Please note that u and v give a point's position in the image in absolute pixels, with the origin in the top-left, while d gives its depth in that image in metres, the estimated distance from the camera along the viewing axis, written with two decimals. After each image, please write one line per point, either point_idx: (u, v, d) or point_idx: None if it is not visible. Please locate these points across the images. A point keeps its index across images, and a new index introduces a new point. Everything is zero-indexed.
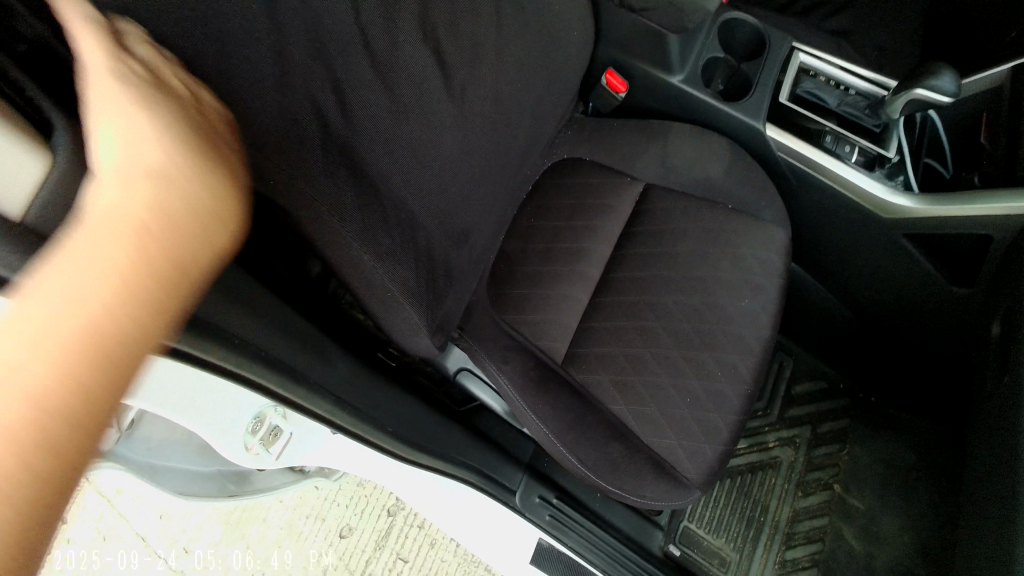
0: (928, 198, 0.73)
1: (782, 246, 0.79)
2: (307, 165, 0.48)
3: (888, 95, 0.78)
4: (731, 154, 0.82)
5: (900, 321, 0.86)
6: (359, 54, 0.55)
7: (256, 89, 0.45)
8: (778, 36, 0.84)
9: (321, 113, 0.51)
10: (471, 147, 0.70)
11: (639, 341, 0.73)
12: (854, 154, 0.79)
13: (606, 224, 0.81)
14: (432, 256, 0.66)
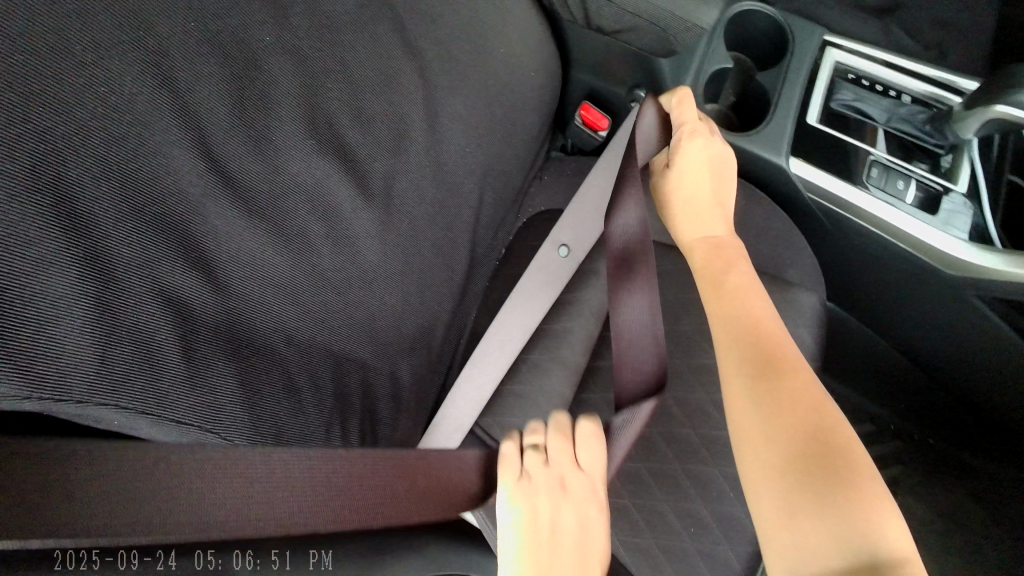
0: (1008, 258, 0.56)
1: (816, 315, 0.63)
2: (159, 386, 0.39)
3: (956, 107, 0.58)
4: (744, 201, 0.66)
5: (972, 376, 0.70)
6: (233, 197, 0.44)
7: (90, 298, 0.37)
8: (806, 28, 0.65)
9: (173, 296, 0.41)
10: (410, 248, 0.57)
11: (633, 450, 0.62)
12: (910, 192, 0.60)
13: (590, 296, 0.69)
14: (372, 393, 0.55)
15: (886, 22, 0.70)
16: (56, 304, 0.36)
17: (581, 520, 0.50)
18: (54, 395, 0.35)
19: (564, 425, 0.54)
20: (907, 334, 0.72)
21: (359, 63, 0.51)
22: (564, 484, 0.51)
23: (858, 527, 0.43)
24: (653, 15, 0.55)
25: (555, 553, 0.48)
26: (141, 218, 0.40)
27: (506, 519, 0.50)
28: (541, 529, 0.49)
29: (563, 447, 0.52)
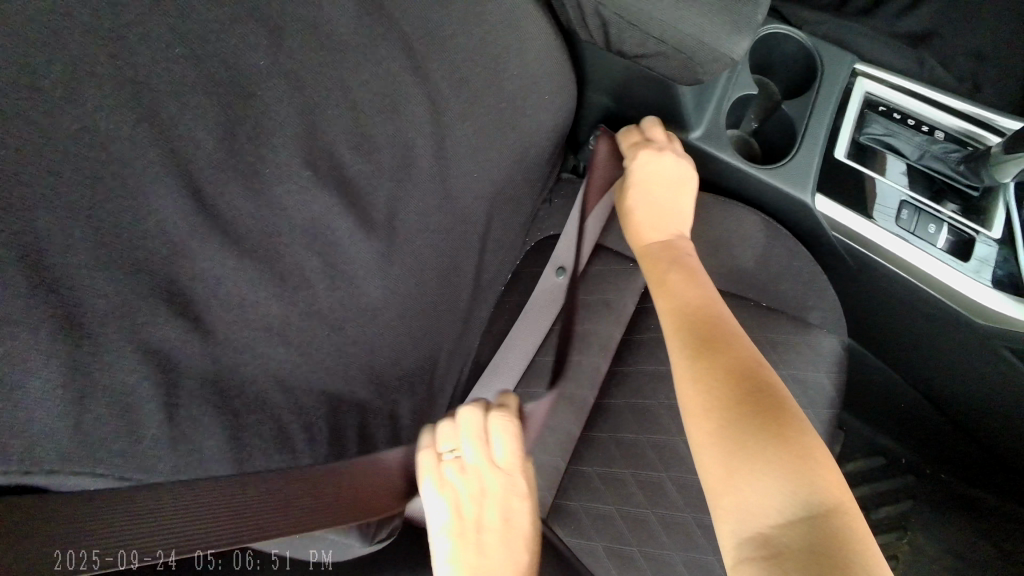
0: None
1: (835, 359, 0.61)
2: (137, 448, 0.37)
3: (995, 149, 0.54)
4: (764, 236, 0.63)
5: (993, 421, 0.67)
6: (226, 238, 0.41)
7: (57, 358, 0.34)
8: (836, 56, 0.62)
9: (156, 349, 0.38)
10: (413, 283, 0.53)
11: (641, 496, 0.60)
12: (941, 237, 0.57)
13: (601, 329, 0.64)
14: (371, 437, 0.51)
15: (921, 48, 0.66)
16: (22, 366, 0.33)
17: (505, 514, 0.49)
18: (24, 467, 0.33)
19: (478, 417, 0.50)
20: (928, 374, 0.69)
21: (365, 86, 0.47)
22: (483, 481, 0.49)
23: (799, 495, 0.40)
24: (678, 43, 0.51)
25: (485, 552, 0.47)
26: (119, 268, 0.36)
27: (435, 518, 0.48)
28: (466, 524, 0.48)
29: (478, 441, 0.49)
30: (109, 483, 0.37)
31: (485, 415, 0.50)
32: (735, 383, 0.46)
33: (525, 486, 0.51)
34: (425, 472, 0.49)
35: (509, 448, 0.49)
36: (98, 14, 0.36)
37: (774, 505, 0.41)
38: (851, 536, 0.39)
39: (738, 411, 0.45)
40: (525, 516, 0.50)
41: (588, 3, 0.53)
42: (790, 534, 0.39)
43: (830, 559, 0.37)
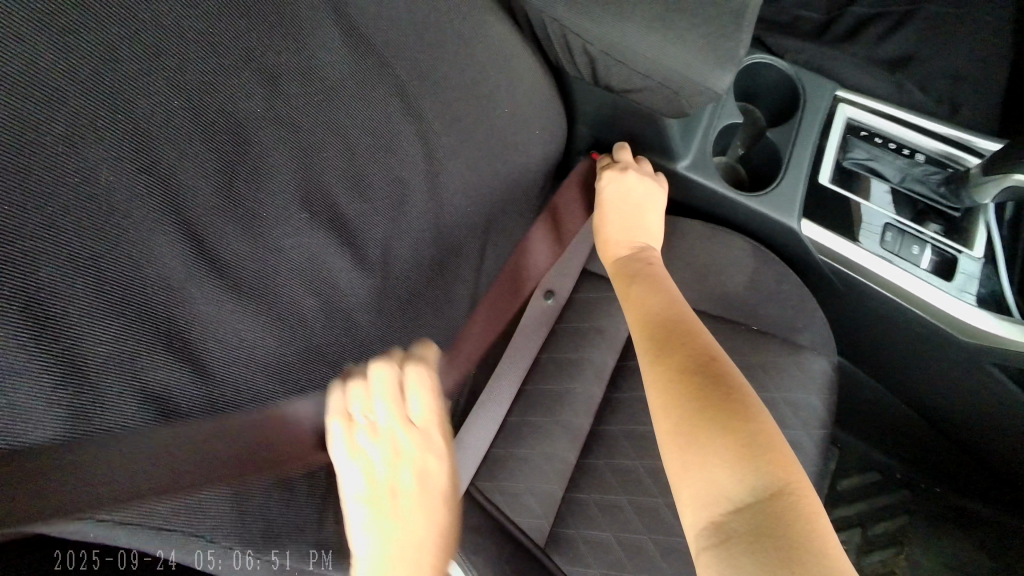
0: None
1: (825, 381, 0.62)
2: (140, 495, 0.37)
3: (973, 172, 0.56)
4: (752, 261, 0.64)
5: (981, 435, 0.69)
6: (220, 282, 0.41)
7: (61, 408, 0.34)
8: (817, 83, 0.64)
9: (157, 394, 0.38)
10: (408, 316, 0.54)
11: (637, 522, 0.61)
12: (925, 257, 0.59)
13: (595, 356, 0.66)
14: None
15: (897, 75, 0.68)
16: (23, 416, 0.33)
17: (421, 475, 0.49)
18: None
19: (393, 377, 0.47)
20: (915, 392, 0.71)
21: (359, 128, 0.48)
22: (400, 443, 0.48)
23: (748, 476, 0.39)
24: (666, 78, 0.53)
25: (400, 517, 0.47)
26: (120, 316, 0.37)
27: (351, 485, 0.46)
28: (381, 487, 0.47)
29: (394, 401, 0.47)
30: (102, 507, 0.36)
31: (399, 370, 0.48)
32: (688, 372, 0.46)
33: (436, 443, 0.51)
34: (336, 437, 0.46)
35: (425, 406, 0.49)
36: (100, 73, 0.37)
37: (727, 485, 0.40)
38: (805, 518, 0.37)
39: (689, 395, 0.45)
40: (442, 474, 0.51)
41: (576, 42, 0.54)
42: (741, 520, 0.38)
43: (779, 539, 0.36)
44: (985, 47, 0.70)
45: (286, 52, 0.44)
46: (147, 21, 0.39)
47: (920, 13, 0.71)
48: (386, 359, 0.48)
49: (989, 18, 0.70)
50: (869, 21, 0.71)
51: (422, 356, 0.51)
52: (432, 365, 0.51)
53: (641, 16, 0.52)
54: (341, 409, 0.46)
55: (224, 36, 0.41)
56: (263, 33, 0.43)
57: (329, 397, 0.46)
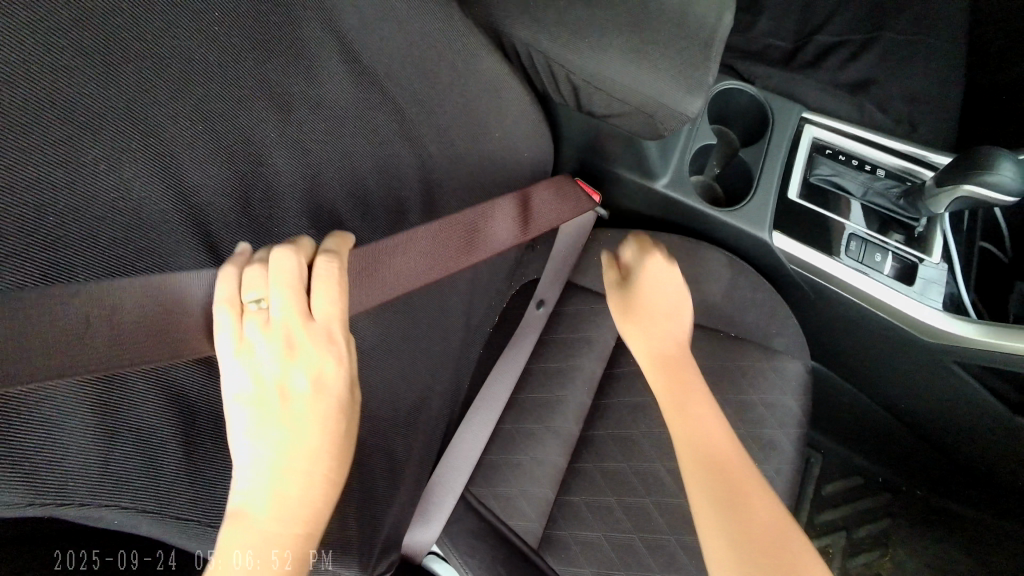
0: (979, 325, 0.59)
1: (800, 384, 0.66)
2: (158, 485, 0.38)
3: (929, 183, 0.61)
4: (729, 272, 0.68)
5: (954, 434, 0.72)
6: None
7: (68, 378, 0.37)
8: (786, 106, 0.69)
9: (174, 391, 0.41)
10: (406, 325, 0.58)
11: (626, 521, 0.63)
12: (888, 263, 0.63)
13: (585, 364, 0.69)
14: (370, 473, 0.54)
15: (860, 97, 0.74)
16: (52, 407, 0.35)
17: (319, 381, 0.39)
18: (57, 501, 0.35)
19: (293, 261, 0.40)
20: (890, 394, 0.74)
21: (361, 149, 0.53)
22: (295, 340, 0.39)
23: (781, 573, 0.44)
24: (641, 103, 0.58)
25: (292, 430, 0.38)
26: (142, 315, 0.40)
27: (232, 384, 0.38)
28: (268, 390, 0.38)
29: (291, 291, 0.39)
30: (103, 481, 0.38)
31: (300, 257, 0.40)
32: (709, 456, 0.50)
33: (344, 345, 0.41)
34: (223, 327, 0.39)
35: (328, 296, 0.40)
36: (128, 95, 0.39)
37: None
38: None
39: (713, 485, 0.49)
40: (341, 380, 0.41)
41: (560, 71, 0.59)
42: None
43: None
44: (941, 70, 0.75)
45: (295, 82, 0.48)
46: (167, 50, 0.41)
47: (880, 40, 0.76)
48: (292, 247, 0.41)
49: (944, 43, 0.76)
50: (833, 47, 0.77)
51: (336, 248, 0.44)
52: (345, 259, 0.43)
53: (618, 46, 0.57)
54: (232, 297, 0.39)
55: (240, 66, 0.45)
56: (275, 63, 0.47)
57: (218, 279, 0.40)
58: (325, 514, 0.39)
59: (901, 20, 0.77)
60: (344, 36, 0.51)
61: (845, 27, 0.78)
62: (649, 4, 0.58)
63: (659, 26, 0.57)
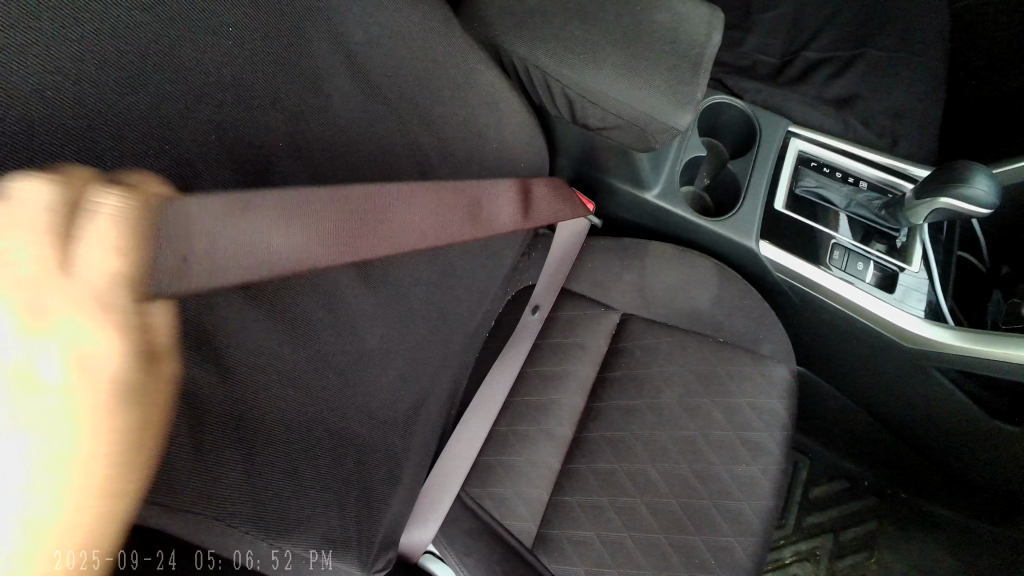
0: (964, 334, 0.61)
1: (786, 388, 0.68)
2: (170, 480, 0.40)
3: (907, 196, 0.64)
4: (717, 279, 0.71)
5: (935, 437, 0.74)
6: (240, 294, 0.46)
7: None
8: (771, 120, 0.72)
9: (189, 390, 0.42)
10: (404, 329, 0.60)
11: (618, 522, 0.64)
12: (869, 272, 0.66)
13: (579, 368, 0.71)
14: (369, 472, 0.56)
15: (844, 111, 0.76)
16: None
17: (81, 360, 0.33)
18: None
19: (46, 197, 0.34)
20: (874, 399, 0.77)
21: (362, 154, 0.55)
22: (43, 305, 0.33)
23: None
24: (633, 117, 0.60)
25: (44, 418, 0.31)
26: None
27: None
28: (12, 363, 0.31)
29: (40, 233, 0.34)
30: None
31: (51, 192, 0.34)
32: None
33: (122, 302, 0.37)
34: None
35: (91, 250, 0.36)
36: None
37: None
38: None
39: None
40: (113, 357, 0.35)
41: (556, 85, 0.62)
42: None
43: None
44: (922, 86, 0.78)
45: (307, 94, 0.50)
46: (182, 59, 0.42)
47: (864, 56, 0.79)
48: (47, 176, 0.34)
49: (925, 60, 0.79)
50: (819, 63, 0.80)
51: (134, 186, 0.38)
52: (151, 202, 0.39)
53: (611, 62, 0.59)
54: None
55: (253, 77, 0.46)
56: (286, 75, 0.49)
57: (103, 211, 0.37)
58: (96, 518, 0.32)
59: (884, 37, 0.80)
60: (353, 49, 0.53)
61: (830, 44, 0.81)
62: (643, 25, 0.61)
63: (652, 45, 0.60)
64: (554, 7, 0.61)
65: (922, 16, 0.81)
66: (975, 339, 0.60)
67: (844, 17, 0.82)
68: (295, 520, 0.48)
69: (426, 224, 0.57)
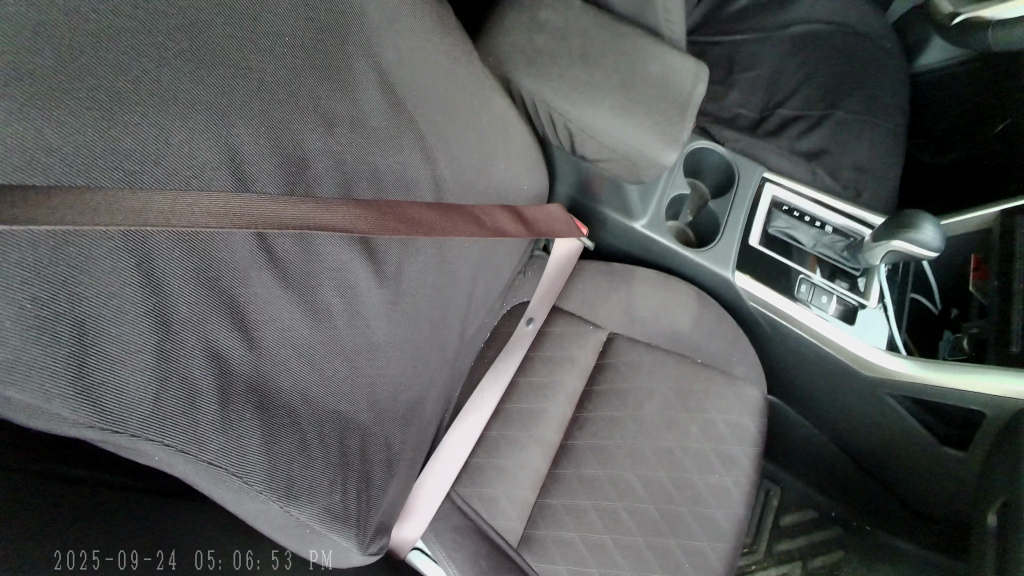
0: (926, 363, 0.67)
1: (757, 408, 0.74)
2: (197, 431, 0.44)
3: (867, 239, 0.71)
4: (698, 305, 0.77)
5: (896, 469, 0.79)
6: (268, 276, 0.51)
7: (159, 267, 0.44)
8: (748, 166, 0.80)
9: (219, 353, 0.47)
10: (410, 326, 0.65)
11: (600, 523, 0.68)
12: (832, 304, 0.73)
13: (568, 380, 0.76)
14: (370, 455, 0.60)
15: (815, 162, 0.85)
16: (123, 348, 0.42)
17: None
18: (113, 428, 0.41)
19: None
20: (839, 429, 0.82)
21: (382, 152, 0.60)
22: None
23: None
24: (625, 152, 0.68)
25: None
26: (200, 282, 0.46)
27: None
28: None
29: None
30: (168, 374, 0.44)
31: None
32: None
33: None
34: None
35: None
36: (207, 97, 0.48)
37: None
38: None
39: None
40: None
41: (559, 120, 0.70)
42: None
43: None
44: (883, 147, 0.88)
45: (339, 102, 0.56)
46: (241, 66, 0.50)
47: (834, 115, 0.89)
48: None
49: (885, 125, 0.89)
50: (794, 119, 0.89)
51: None
52: None
53: (607, 102, 0.68)
54: None
55: (296, 84, 0.53)
56: (323, 84, 0.55)
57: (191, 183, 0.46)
58: None
59: (851, 102, 0.90)
60: (383, 70, 0.61)
61: (805, 103, 0.90)
62: (638, 71, 0.69)
63: (645, 89, 0.68)
64: (559, 52, 0.70)
65: (882, 88, 0.91)
66: (941, 367, 0.66)
67: (817, 81, 0.92)
68: (304, 488, 0.51)
69: (441, 217, 0.64)
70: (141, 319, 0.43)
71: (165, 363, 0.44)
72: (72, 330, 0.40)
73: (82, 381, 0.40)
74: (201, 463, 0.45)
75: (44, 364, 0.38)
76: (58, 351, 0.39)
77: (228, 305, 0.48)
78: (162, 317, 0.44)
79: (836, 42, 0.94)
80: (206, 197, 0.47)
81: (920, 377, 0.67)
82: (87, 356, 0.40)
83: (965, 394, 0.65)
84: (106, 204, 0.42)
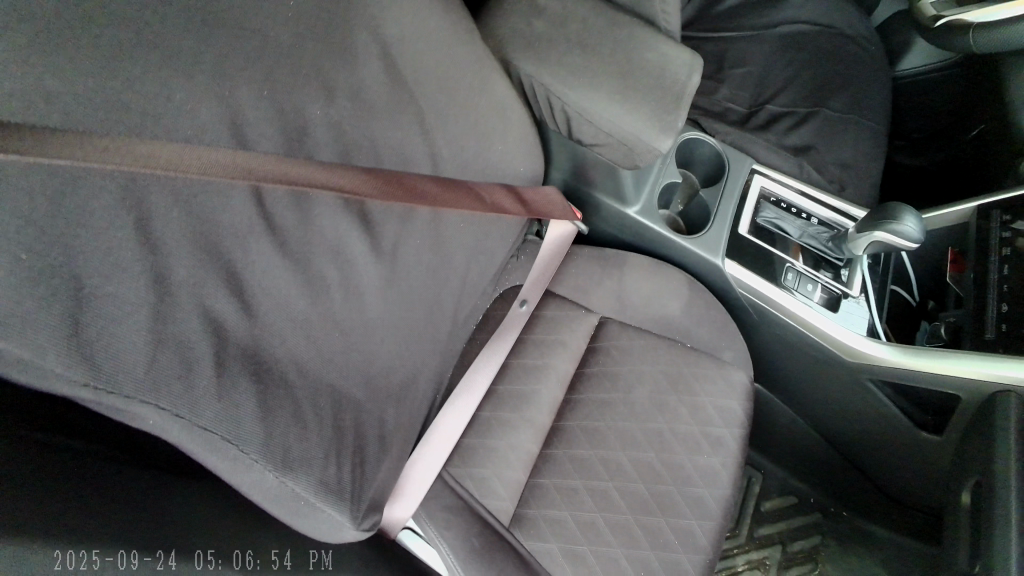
0: (906, 350, 0.69)
1: (744, 392, 0.75)
2: (193, 395, 0.44)
3: (851, 230, 0.74)
4: (688, 292, 0.79)
5: (874, 455, 0.82)
6: (267, 243, 0.50)
7: (157, 228, 0.43)
8: (738, 158, 0.82)
9: (216, 318, 0.46)
10: (406, 303, 0.65)
11: (591, 503, 0.68)
12: (817, 292, 0.75)
13: (559, 364, 0.76)
14: (364, 431, 0.59)
15: (802, 156, 0.87)
16: (118, 308, 0.41)
17: None
18: (107, 389, 0.40)
19: None
20: (821, 417, 0.84)
21: (382, 126, 0.60)
22: None
23: None
24: (621, 137, 0.69)
25: None
26: (199, 245, 0.46)
27: None
28: None
29: None
30: (164, 336, 0.43)
31: None
32: None
33: None
34: None
35: None
36: (208, 58, 0.47)
37: None
38: None
39: None
40: None
41: (557, 103, 0.70)
42: None
43: None
44: (865, 145, 0.90)
45: (341, 74, 0.56)
46: (243, 29, 0.49)
47: (820, 113, 0.91)
48: None
49: (867, 124, 0.92)
50: (782, 114, 0.91)
51: None
52: None
53: (604, 87, 0.69)
54: None
55: (298, 52, 0.53)
56: (325, 54, 0.55)
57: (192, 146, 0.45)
58: None
59: (836, 101, 0.93)
60: (385, 44, 0.60)
61: (792, 99, 0.92)
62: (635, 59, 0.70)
63: (641, 76, 0.69)
64: (558, 36, 0.70)
65: (865, 88, 0.94)
66: (921, 353, 0.68)
67: (804, 79, 0.94)
68: (300, 459, 0.50)
69: (438, 195, 0.64)
70: (138, 279, 0.42)
71: (161, 326, 0.43)
72: (68, 288, 0.39)
73: (76, 339, 0.39)
74: (196, 429, 0.44)
75: (38, 320, 0.38)
76: (51, 308, 0.38)
77: (226, 271, 0.47)
78: (158, 279, 0.43)
79: (822, 43, 0.96)
80: (207, 158, 0.46)
81: (901, 362, 0.69)
82: (82, 313, 0.39)
83: (944, 378, 0.67)
84: (106, 161, 0.41)
